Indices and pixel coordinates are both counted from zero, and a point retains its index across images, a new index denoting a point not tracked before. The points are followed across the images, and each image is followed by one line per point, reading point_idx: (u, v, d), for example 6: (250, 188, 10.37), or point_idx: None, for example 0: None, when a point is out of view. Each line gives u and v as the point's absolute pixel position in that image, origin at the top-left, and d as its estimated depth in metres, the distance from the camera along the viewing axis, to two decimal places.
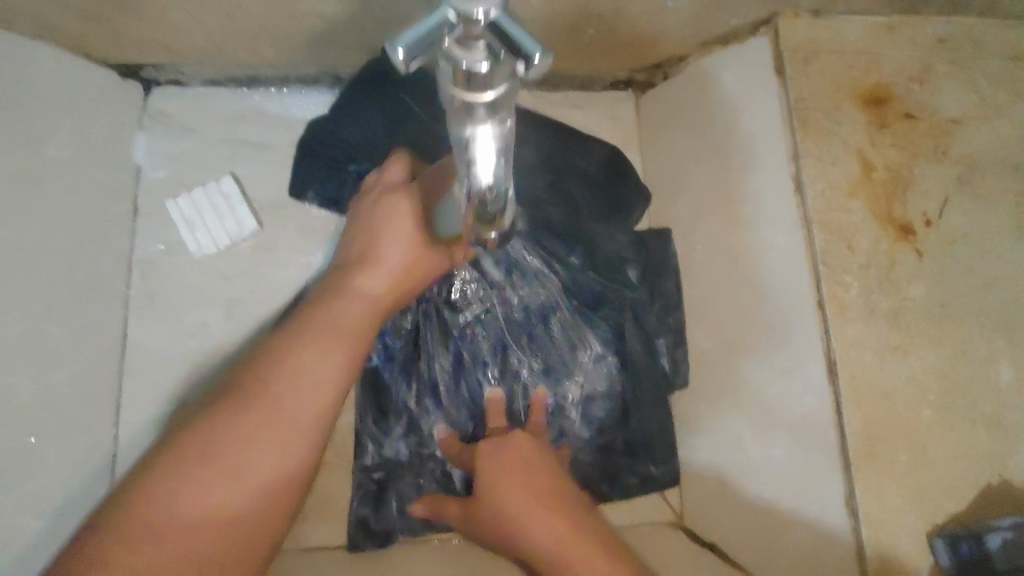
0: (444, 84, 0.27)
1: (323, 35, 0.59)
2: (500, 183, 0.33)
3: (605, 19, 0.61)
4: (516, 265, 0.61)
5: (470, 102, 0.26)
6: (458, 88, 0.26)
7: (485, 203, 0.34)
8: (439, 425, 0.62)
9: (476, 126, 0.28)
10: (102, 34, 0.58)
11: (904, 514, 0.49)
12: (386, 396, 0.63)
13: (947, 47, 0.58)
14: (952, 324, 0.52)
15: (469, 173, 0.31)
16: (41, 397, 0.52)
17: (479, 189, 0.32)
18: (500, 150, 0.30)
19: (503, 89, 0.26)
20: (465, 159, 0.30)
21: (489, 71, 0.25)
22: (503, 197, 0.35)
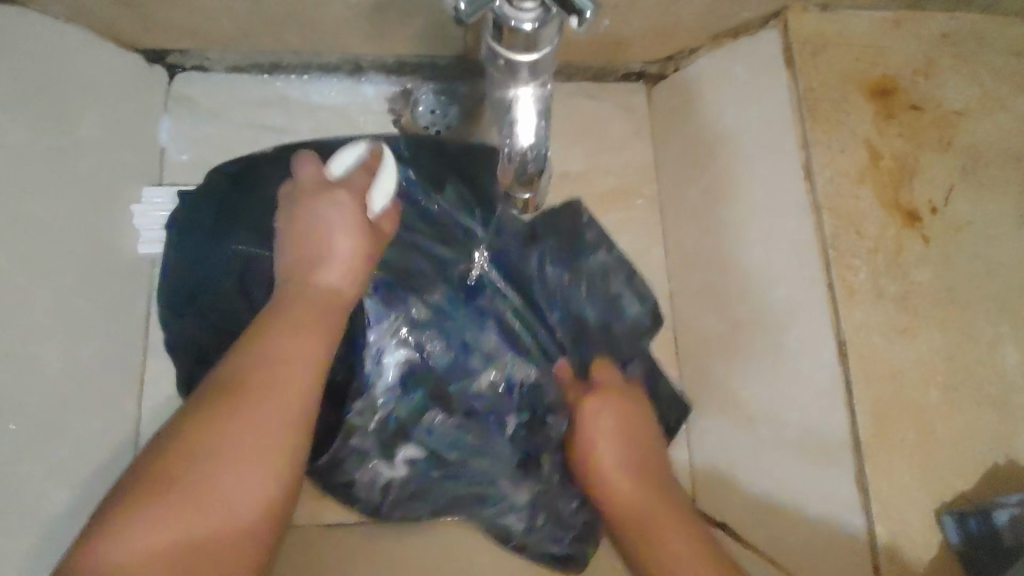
0: (498, 49, 0.36)
1: (348, 23, 0.61)
2: (540, 146, 0.40)
3: (620, 11, 0.63)
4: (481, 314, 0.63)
5: (516, 61, 0.36)
6: (509, 50, 0.36)
7: (524, 163, 0.41)
8: (483, 466, 0.59)
9: (518, 89, 0.39)
10: (135, 20, 0.59)
11: (914, 493, 0.49)
12: (422, 492, 0.58)
13: (951, 42, 0.60)
14: (957, 307, 0.54)
15: (511, 134, 0.40)
16: (67, 368, 0.53)
17: (520, 149, 0.40)
18: (538, 112, 0.39)
19: (545, 51, 0.36)
20: (509, 123, 0.40)
21: (534, 30, 0.35)
22: (541, 160, 0.41)
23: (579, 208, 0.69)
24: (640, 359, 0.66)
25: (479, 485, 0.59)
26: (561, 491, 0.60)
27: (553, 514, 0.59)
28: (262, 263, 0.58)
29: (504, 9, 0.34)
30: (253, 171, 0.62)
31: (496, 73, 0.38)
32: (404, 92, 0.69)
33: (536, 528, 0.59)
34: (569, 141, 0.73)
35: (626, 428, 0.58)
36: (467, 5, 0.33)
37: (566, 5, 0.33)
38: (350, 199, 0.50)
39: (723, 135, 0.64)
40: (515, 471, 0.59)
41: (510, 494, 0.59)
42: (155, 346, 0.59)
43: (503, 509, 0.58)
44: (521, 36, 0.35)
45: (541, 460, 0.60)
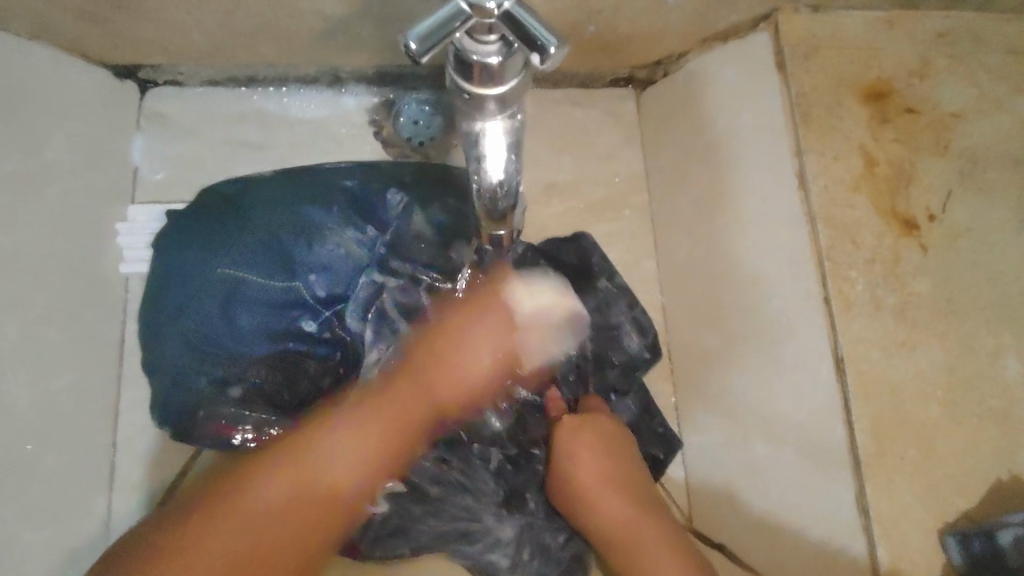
0: (462, 81, 0.34)
1: (323, 35, 0.59)
2: (511, 180, 0.40)
3: (605, 16, 0.61)
4: None
5: (482, 95, 0.34)
6: (473, 83, 0.34)
7: (495, 198, 0.40)
8: (468, 502, 0.56)
9: (486, 122, 0.37)
10: (101, 36, 0.57)
11: (915, 513, 0.48)
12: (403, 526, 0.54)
13: (946, 41, 0.58)
14: (958, 318, 0.52)
15: (480, 169, 0.39)
16: (39, 405, 0.52)
17: (491, 183, 0.39)
18: (508, 147, 0.38)
19: (513, 83, 0.34)
20: (477, 157, 0.39)
21: (500, 63, 0.33)
22: (513, 194, 0.41)
23: (583, 239, 0.68)
24: (637, 395, 0.64)
25: (461, 520, 0.55)
26: (549, 526, 0.56)
27: (540, 550, 0.55)
28: (252, 287, 0.57)
29: (465, 43, 0.32)
30: (244, 194, 0.60)
31: (463, 105, 0.36)
32: (386, 103, 0.66)
33: (522, 565, 0.55)
34: (557, 151, 0.72)
35: (612, 450, 0.55)
36: (419, 43, 0.30)
37: (528, 41, 0.31)
38: (493, 329, 0.53)
39: (715, 142, 0.63)
40: (499, 506, 0.56)
41: (493, 528, 0.55)
42: (129, 373, 0.59)
43: (486, 546, 0.55)
44: (485, 71, 0.33)
45: (526, 494, 0.57)
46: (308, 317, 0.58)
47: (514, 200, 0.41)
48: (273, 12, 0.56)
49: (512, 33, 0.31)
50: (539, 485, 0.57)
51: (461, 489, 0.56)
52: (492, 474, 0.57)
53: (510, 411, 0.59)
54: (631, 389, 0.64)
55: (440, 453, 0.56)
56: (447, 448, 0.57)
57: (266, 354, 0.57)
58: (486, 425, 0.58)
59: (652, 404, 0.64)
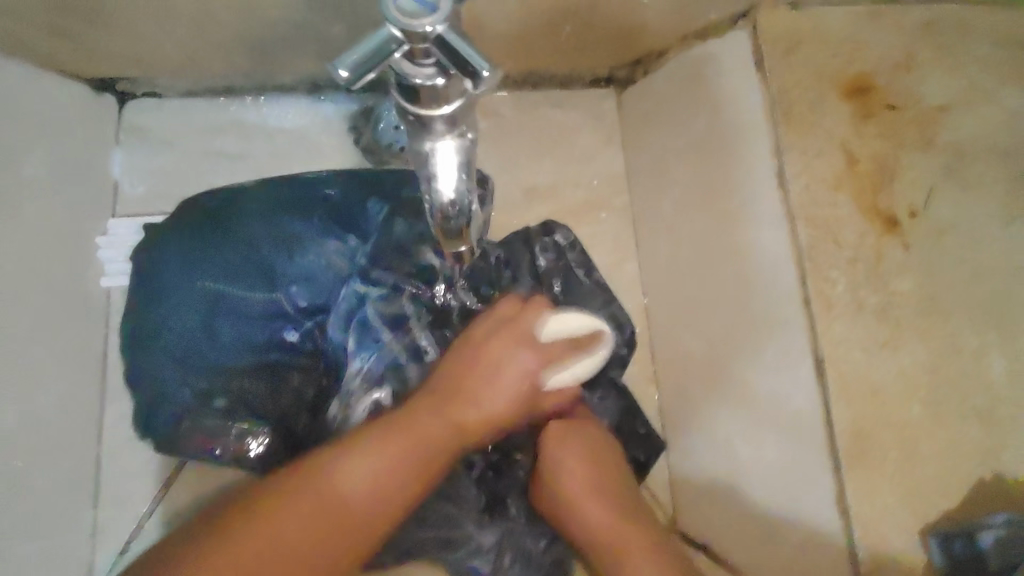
0: (407, 104, 0.34)
1: (295, 42, 0.58)
2: (463, 198, 0.37)
3: (581, 16, 0.61)
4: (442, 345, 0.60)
5: (429, 116, 0.34)
6: (420, 106, 0.33)
7: (448, 217, 0.37)
8: (451, 509, 0.55)
9: (436, 143, 0.35)
10: (73, 49, 0.57)
11: (897, 514, 0.47)
12: (389, 538, 0.54)
13: (930, 33, 0.57)
14: (942, 316, 0.51)
15: (431, 187, 0.36)
16: (25, 420, 0.51)
17: (441, 203, 0.36)
18: (460, 165, 0.36)
19: (458, 103, 0.33)
20: (427, 176, 0.36)
21: (443, 85, 0.32)
22: (467, 212, 0.37)
23: (546, 232, 0.66)
24: (619, 397, 0.64)
25: (443, 528, 0.55)
26: (531, 531, 0.56)
27: (522, 556, 0.56)
28: (232, 300, 0.57)
29: (405, 69, 0.31)
30: (222, 206, 0.60)
31: (411, 126, 0.36)
32: (364, 110, 0.65)
33: (504, 571, 0.55)
34: (539, 152, 0.72)
35: (585, 448, 0.55)
36: (349, 72, 0.29)
37: (463, 65, 0.30)
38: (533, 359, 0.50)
39: (697, 141, 0.62)
40: (481, 513, 0.56)
41: (474, 536, 0.55)
42: (112, 387, 0.60)
43: (467, 553, 0.55)
44: (427, 93, 0.33)
45: (507, 500, 0.57)
46: (289, 329, 0.59)
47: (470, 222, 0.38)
48: (243, 20, 0.55)
49: (447, 59, 0.30)
50: (521, 490, 0.57)
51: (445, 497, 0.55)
52: (476, 482, 0.57)
53: None
54: (607, 386, 0.64)
55: None
56: None
57: (246, 364, 0.57)
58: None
59: (633, 404, 0.64)
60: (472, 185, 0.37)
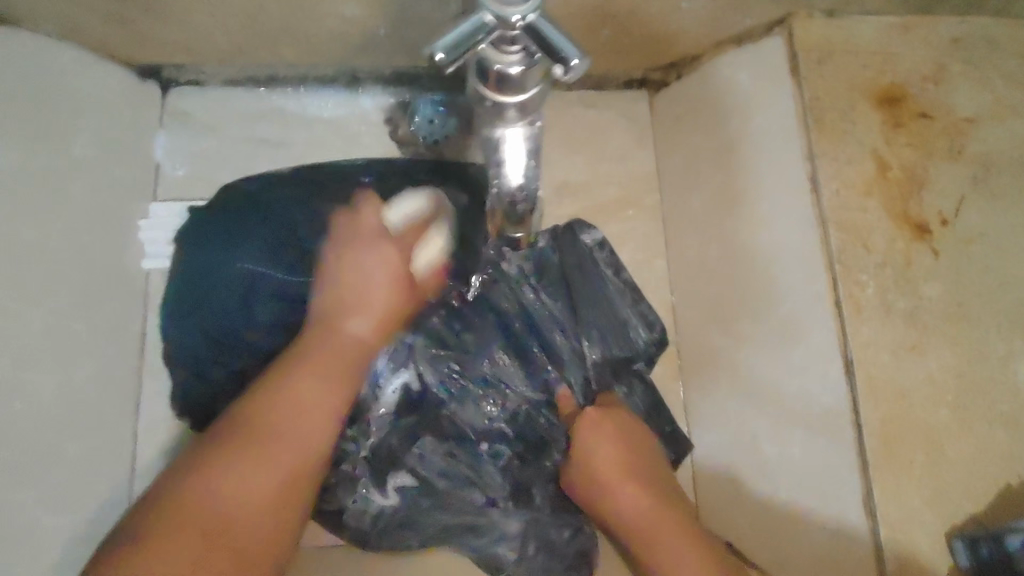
0: (483, 91, 0.39)
1: (341, 36, 0.60)
2: (529, 183, 0.43)
3: (619, 20, 0.62)
4: (468, 330, 0.62)
5: (503, 103, 0.38)
6: (497, 92, 0.38)
7: (514, 200, 0.44)
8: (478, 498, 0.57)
9: (504, 130, 0.41)
10: (126, 36, 0.59)
11: (923, 516, 0.48)
12: (415, 522, 0.56)
13: (961, 47, 0.58)
14: (970, 323, 0.52)
15: (500, 172, 0.43)
16: (62, 394, 0.53)
17: (510, 188, 0.43)
18: (528, 151, 0.42)
19: (533, 92, 0.38)
20: (497, 161, 0.42)
21: (522, 72, 0.36)
22: (530, 194, 0.44)
23: (579, 229, 0.66)
24: (648, 396, 0.64)
25: (468, 514, 0.56)
26: (557, 520, 0.57)
27: (545, 546, 0.56)
28: (270, 282, 0.59)
29: (490, 54, 0.36)
30: (263, 193, 0.62)
31: (484, 113, 0.41)
32: (402, 104, 0.67)
33: (529, 558, 0.56)
34: (570, 151, 0.73)
35: (618, 427, 0.57)
36: (446, 53, 0.33)
37: (552, 52, 0.34)
38: (394, 253, 0.54)
39: (728, 146, 0.63)
40: (506, 501, 0.57)
41: (500, 523, 0.56)
42: (151, 368, 0.60)
43: (492, 540, 0.56)
44: (508, 79, 0.37)
45: (533, 490, 0.58)
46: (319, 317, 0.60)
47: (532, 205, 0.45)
48: (292, 12, 0.57)
49: (534, 44, 0.35)
50: (547, 482, 0.58)
51: (471, 485, 0.57)
52: (503, 471, 0.58)
53: (513, 409, 0.60)
54: (636, 384, 0.64)
55: (446, 449, 0.58)
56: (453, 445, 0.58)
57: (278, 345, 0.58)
58: (495, 418, 0.59)
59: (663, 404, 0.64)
60: (537, 170, 0.43)
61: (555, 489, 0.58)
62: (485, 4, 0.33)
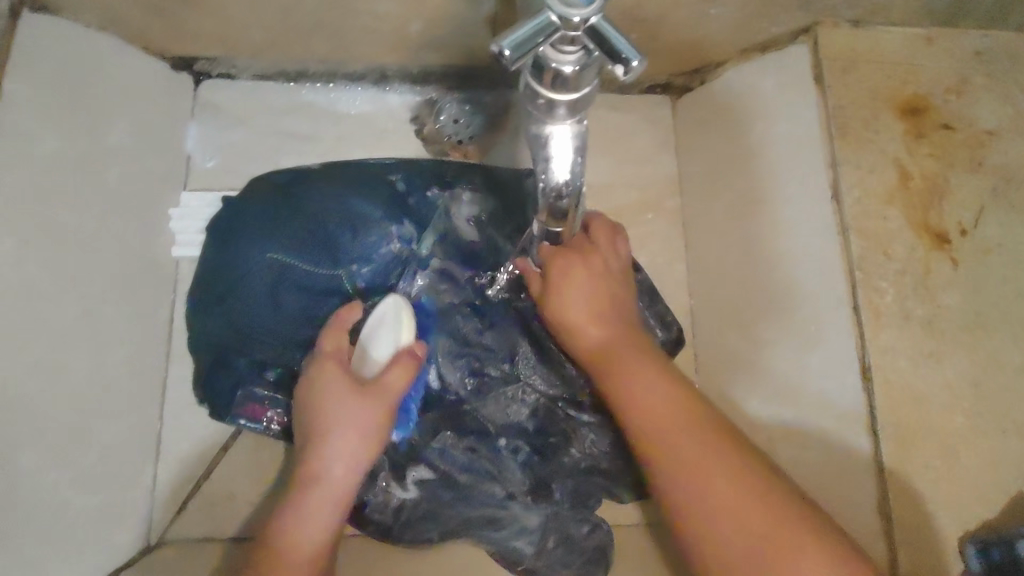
0: (535, 86, 0.40)
1: (374, 32, 0.61)
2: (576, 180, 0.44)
3: (647, 24, 0.63)
4: (490, 325, 0.62)
5: (555, 100, 0.40)
6: (550, 90, 0.39)
7: (560, 195, 0.44)
8: (496, 494, 0.58)
9: (553, 126, 0.42)
10: (163, 28, 0.60)
11: (936, 519, 0.49)
12: (438, 515, 0.57)
13: (984, 60, 0.59)
14: (986, 332, 0.53)
15: (547, 169, 0.43)
16: (92, 377, 0.54)
17: (556, 184, 0.44)
18: (575, 148, 0.43)
19: (586, 90, 0.40)
20: (544, 157, 0.43)
21: (576, 72, 0.38)
22: (576, 190, 0.44)
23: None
24: None
25: (488, 507, 0.57)
26: (576, 515, 0.58)
27: (565, 539, 0.57)
28: (297, 273, 0.61)
29: (548, 53, 0.37)
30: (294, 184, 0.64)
31: (535, 110, 0.41)
32: (428, 101, 0.68)
33: (549, 552, 0.57)
34: (592, 153, 0.74)
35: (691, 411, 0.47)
36: (511, 52, 0.34)
37: (611, 52, 0.35)
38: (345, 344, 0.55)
39: (749, 151, 0.64)
40: (525, 495, 0.58)
41: (520, 517, 0.57)
42: (178, 352, 0.62)
43: (512, 533, 0.57)
44: (563, 78, 0.38)
45: (552, 485, 0.59)
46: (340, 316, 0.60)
47: (576, 201, 0.45)
48: (328, 8, 0.58)
49: (594, 44, 0.36)
50: (566, 477, 0.59)
51: (491, 481, 0.58)
52: (522, 467, 0.59)
53: (533, 405, 0.61)
54: None
55: (467, 444, 0.59)
56: (474, 441, 0.59)
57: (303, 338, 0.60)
58: (517, 414, 0.61)
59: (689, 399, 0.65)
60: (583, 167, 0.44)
61: (574, 484, 0.59)
62: (551, 4, 0.34)
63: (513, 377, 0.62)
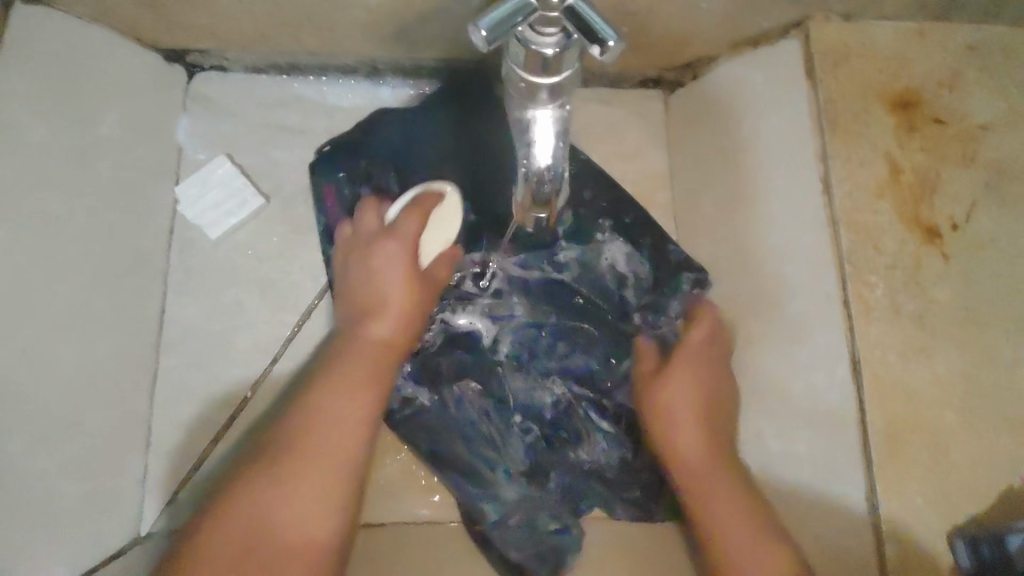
0: (515, 69, 0.40)
1: (365, 26, 0.61)
2: (558, 167, 0.44)
3: (638, 19, 0.63)
4: (544, 302, 0.65)
5: (535, 83, 0.40)
6: (531, 73, 0.39)
7: (541, 181, 0.44)
8: (490, 464, 0.60)
9: (535, 110, 0.42)
10: (155, 21, 0.60)
11: (925, 515, 0.49)
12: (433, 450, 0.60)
13: (977, 54, 0.59)
14: (977, 327, 0.52)
15: (528, 154, 0.43)
16: (82, 365, 0.55)
17: (537, 171, 0.43)
18: (557, 134, 0.43)
19: (566, 74, 0.40)
20: (526, 142, 0.43)
21: (556, 55, 0.38)
22: (558, 178, 0.45)
23: (668, 243, 0.67)
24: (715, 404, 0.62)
25: (478, 462, 0.60)
26: (553, 508, 0.59)
27: (529, 523, 0.59)
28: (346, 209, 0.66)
29: (528, 36, 0.38)
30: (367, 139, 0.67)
31: (517, 93, 0.42)
32: (420, 95, 0.69)
33: (508, 529, 0.58)
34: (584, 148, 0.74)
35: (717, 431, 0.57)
36: (489, 31, 0.35)
37: (589, 32, 0.36)
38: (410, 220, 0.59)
39: (739, 145, 0.64)
40: (521, 475, 0.60)
41: (501, 485, 0.59)
42: (168, 343, 0.61)
43: (485, 495, 0.59)
44: (543, 60, 0.38)
45: (549, 474, 0.60)
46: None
47: (559, 188, 0.45)
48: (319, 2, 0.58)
49: (572, 26, 0.37)
50: (568, 470, 0.60)
51: (493, 449, 0.60)
52: (528, 447, 0.61)
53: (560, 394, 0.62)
54: None
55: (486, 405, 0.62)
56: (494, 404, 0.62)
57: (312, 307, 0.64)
58: (544, 396, 0.62)
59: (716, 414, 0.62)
60: (565, 153, 0.44)
61: (570, 480, 0.60)
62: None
63: (552, 359, 0.63)
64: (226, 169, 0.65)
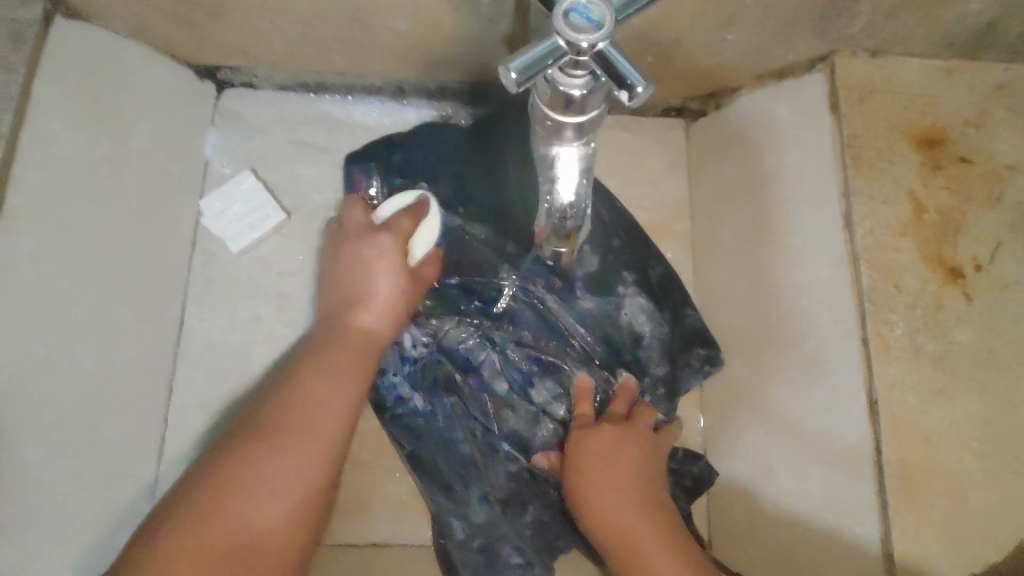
0: (540, 103, 0.40)
1: (393, 48, 0.62)
2: (581, 201, 0.45)
3: (663, 49, 0.63)
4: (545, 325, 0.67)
5: (562, 121, 0.40)
6: (557, 111, 0.39)
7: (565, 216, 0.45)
8: (472, 486, 0.61)
9: (562, 146, 0.42)
10: (189, 38, 0.62)
11: (941, 563, 0.47)
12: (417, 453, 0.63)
13: (1006, 93, 0.58)
14: (1000, 371, 0.51)
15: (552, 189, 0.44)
16: (104, 371, 0.56)
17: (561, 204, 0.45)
18: (582, 169, 0.43)
19: (594, 113, 0.40)
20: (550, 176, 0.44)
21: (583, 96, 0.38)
22: (581, 213, 0.46)
23: (687, 307, 0.68)
24: (699, 463, 0.66)
25: (451, 479, 0.62)
26: (519, 541, 0.60)
27: (490, 549, 0.60)
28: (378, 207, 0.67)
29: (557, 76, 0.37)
30: (403, 139, 0.68)
31: (543, 130, 0.42)
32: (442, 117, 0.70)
33: (469, 550, 0.59)
34: (604, 173, 0.74)
35: (617, 451, 0.58)
36: (518, 74, 0.35)
37: (619, 78, 0.35)
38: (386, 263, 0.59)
39: (764, 177, 0.63)
40: (499, 501, 0.61)
41: (470, 507, 0.61)
42: (185, 354, 0.63)
43: (455, 512, 0.60)
44: (569, 100, 0.38)
45: (526, 506, 0.62)
46: None
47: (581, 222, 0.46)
48: (350, 26, 0.60)
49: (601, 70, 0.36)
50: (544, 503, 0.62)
51: (477, 475, 0.62)
52: (507, 475, 0.63)
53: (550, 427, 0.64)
54: (671, 407, 0.66)
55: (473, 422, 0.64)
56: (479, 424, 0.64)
57: None
58: (535, 431, 0.64)
59: (698, 463, 0.66)
60: (589, 188, 0.45)
61: (546, 517, 0.61)
62: (559, 29, 0.35)
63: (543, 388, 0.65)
64: (250, 184, 0.66)
